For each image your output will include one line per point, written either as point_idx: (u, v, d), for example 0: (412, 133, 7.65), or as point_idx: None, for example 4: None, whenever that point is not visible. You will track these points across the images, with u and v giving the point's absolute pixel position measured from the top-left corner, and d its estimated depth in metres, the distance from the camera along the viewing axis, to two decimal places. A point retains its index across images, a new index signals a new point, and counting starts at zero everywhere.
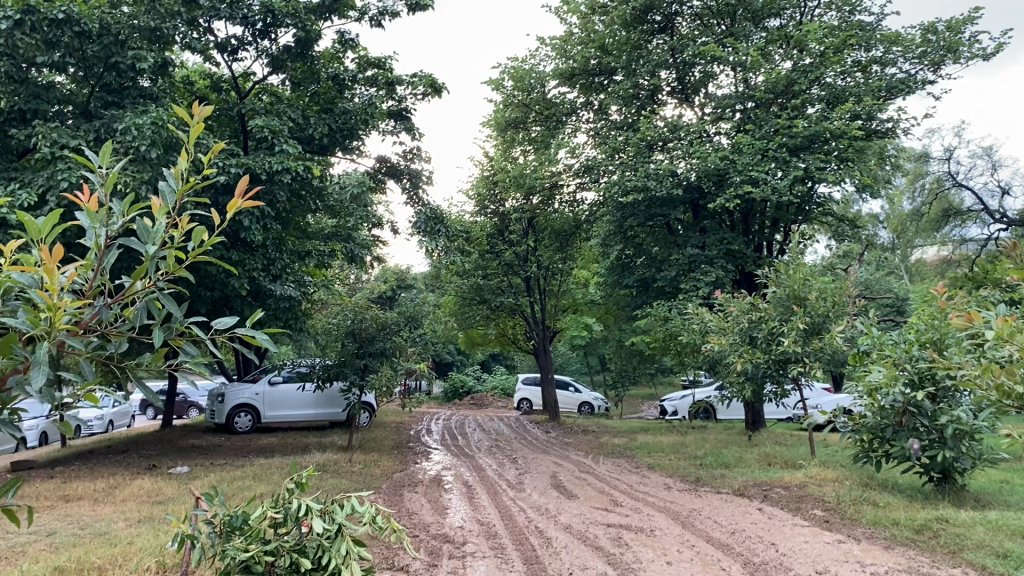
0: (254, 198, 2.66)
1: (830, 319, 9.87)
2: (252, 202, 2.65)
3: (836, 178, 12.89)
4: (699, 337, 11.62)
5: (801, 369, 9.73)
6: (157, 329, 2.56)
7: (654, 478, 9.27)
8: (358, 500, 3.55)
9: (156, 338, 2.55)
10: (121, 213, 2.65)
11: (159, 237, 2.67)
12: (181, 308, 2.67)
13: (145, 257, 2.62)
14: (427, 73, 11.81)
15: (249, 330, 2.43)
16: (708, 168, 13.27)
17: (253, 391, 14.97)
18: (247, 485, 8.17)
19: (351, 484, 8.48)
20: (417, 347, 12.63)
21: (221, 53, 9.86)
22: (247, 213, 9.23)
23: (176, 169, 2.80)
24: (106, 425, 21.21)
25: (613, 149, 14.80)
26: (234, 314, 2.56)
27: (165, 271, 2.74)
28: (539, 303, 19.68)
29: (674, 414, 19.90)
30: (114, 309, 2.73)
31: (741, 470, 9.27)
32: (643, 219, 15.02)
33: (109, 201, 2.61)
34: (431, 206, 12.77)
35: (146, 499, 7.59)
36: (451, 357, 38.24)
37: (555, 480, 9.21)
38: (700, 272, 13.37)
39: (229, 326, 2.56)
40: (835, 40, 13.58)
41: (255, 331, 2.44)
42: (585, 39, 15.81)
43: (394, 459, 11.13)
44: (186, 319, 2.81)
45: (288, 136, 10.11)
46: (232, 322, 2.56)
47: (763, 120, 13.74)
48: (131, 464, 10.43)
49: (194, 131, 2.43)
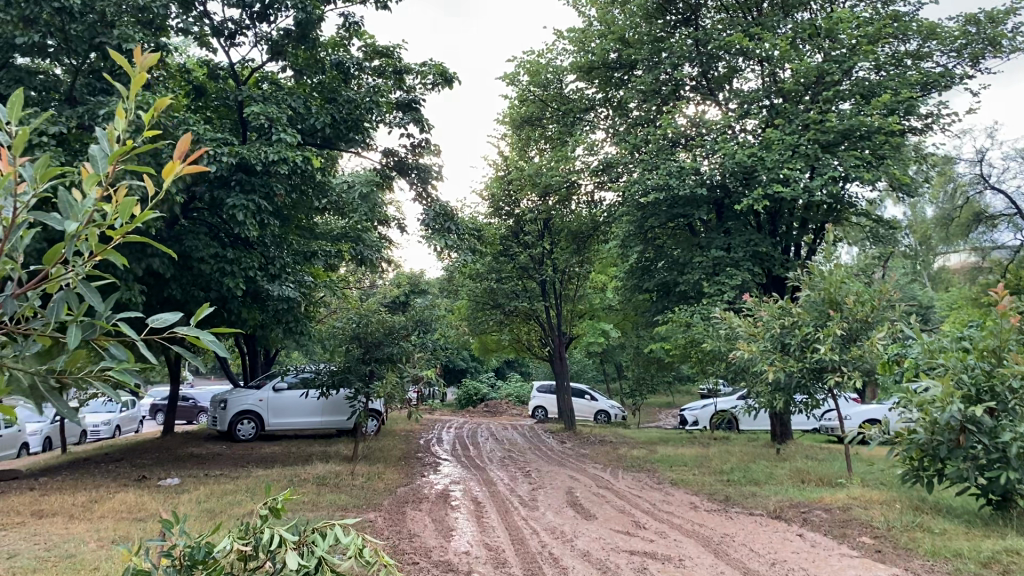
0: (199, 164, 2.26)
1: (869, 324, 9.17)
2: (192, 168, 2.25)
3: (870, 176, 12.14)
4: (725, 343, 10.88)
5: (838, 379, 8.97)
6: (73, 327, 2.03)
7: (678, 496, 8.58)
8: (344, 528, 2.74)
9: (71, 340, 2.02)
10: (35, 179, 2.20)
11: (82, 212, 2.21)
12: (106, 301, 2.17)
13: (63, 234, 2.15)
14: (437, 62, 11.16)
15: (193, 330, 1.99)
16: (734, 165, 12.56)
17: (256, 397, 14.40)
18: (237, 502, 7.53)
19: (350, 500, 7.88)
20: (426, 352, 11.92)
21: (217, 39, 9.31)
22: (241, 205, 8.66)
23: (109, 131, 2.37)
24: (112, 431, 20.73)
25: (634, 146, 14.13)
26: (173, 311, 2.10)
27: (89, 254, 2.27)
28: (555, 308, 18.96)
29: (695, 424, 19.07)
30: (23, 305, 2.21)
31: (774, 488, 8.54)
32: (665, 219, 14.33)
33: (19, 165, 2.15)
34: (440, 202, 12.08)
35: (125, 516, 6.98)
36: (465, 363, 37.55)
37: (572, 497, 8.50)
38: (725, 275, 12.65)
39: (166, 323, 2.08)
40: (869, 31, 12.81)
41: (201, 331, 1.99)
42: (604, 31, 15.06)
43: (400, 472, 10.45)
44: (113, 315, 2.27)
45: (287, 125, 9.54)
46: (170, 318, 2.09)
47: (793, 114, 12.98)
48: (122, 474, 9.81)
49: (134, 82, 2.02)
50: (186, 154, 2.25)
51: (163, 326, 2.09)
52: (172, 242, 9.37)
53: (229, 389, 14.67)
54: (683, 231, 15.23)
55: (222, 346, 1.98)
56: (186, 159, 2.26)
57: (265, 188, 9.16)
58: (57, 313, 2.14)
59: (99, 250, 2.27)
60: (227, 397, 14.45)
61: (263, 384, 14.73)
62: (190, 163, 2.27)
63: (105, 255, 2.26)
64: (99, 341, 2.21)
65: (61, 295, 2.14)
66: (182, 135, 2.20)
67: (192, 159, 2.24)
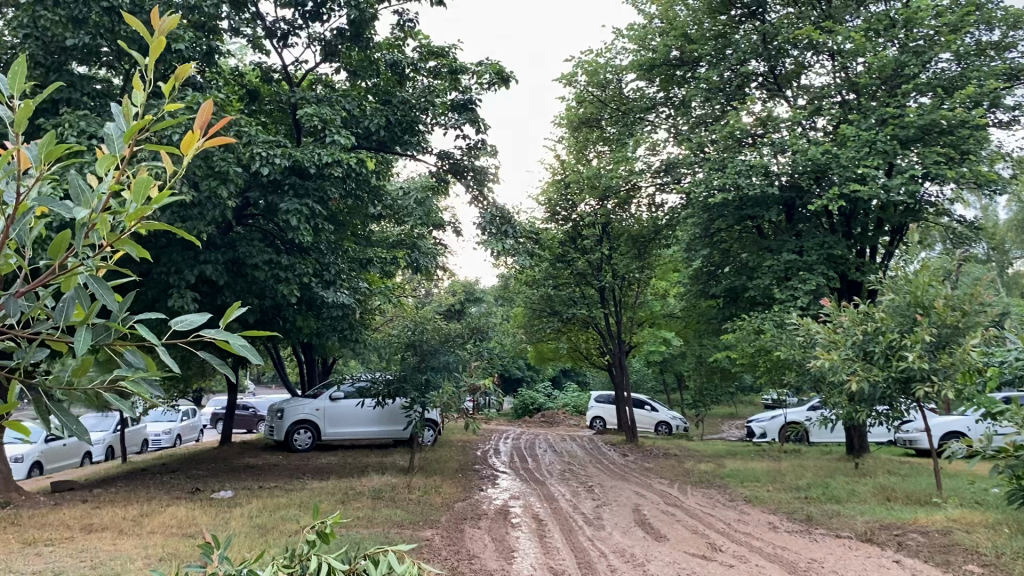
0: (221, 135, 2.03)
1: (961, 330, 8.45)
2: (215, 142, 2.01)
3: (955, 173, 11.34)
4: (800, 351, 10.27)
5: (928, 389, 8.27)
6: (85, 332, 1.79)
7: (754, 514, 8.02)
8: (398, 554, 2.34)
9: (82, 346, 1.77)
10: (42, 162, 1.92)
11: (93, 198, 1.94)
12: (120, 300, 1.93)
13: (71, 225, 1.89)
14: (493, 61, 10.79)
15: (223, 334, 1.85)
16: (807, 164, 11.90)
17: (313, 406, 14.22)
18: (290, 518, 7.23)
19: (406, 516, 7.51)
20: (484, 360, 11.49)
21: (270, 40, 9.11)
22: (293, 208, 8.42)
23: (125, 106, 2.10)
24: (174, 439, 20.92)
25: (698, 146, 13.56)
26: (200, 312, 1.97)
27: (101, 246, 2.01)
28: (615, 315, 18.41)
29: (763, 436, 18.30)
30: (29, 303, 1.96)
31: (858, 507, 7.92)
32: (733, 220, 13.72)
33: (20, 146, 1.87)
34: (497, 205, 11.70)
35: (175, 531, 6.73)
36: (522, 372, 37.13)
37: (639, 515, 8.01)
38: (796, 280, 12.01)
39: (195, 328, 1.95)
40: (951, 18, 11.98)
41: (231, 335, 1.85)
42: (666, 28, 14.51)
43: (457, 485, 10.06)
44: (130, 315, 2.03)
45: (341, 126, 9.30)
46: (197, 323, 1.95)
47: (868, 110, 12.24)
48: (177, 485, 9.65)
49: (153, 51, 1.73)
50: (207, 125, 2.03)
51: (190, 330, 1.95)
52: (226, 248, 9.19)
53: (286, 398, 14.53)
54: (751, 233, 14.58)
55: (254, 350, 1.84)
56: (207, 130, 2.03)
57: (319, 192, 8.92)
58: (67, 315, 1.91)
59: (114, 236, 2.03)
60: (285, 406, 14.31)
61: (320, 393, 14.56)
62: (213, 134, 2.05)
63: (121, 245, 2.02)
64: (113, 346, 1.99)
65: (74, 293, 1.91)
66: (204, 103, 1.97)
67: (215, 129, 2.01)
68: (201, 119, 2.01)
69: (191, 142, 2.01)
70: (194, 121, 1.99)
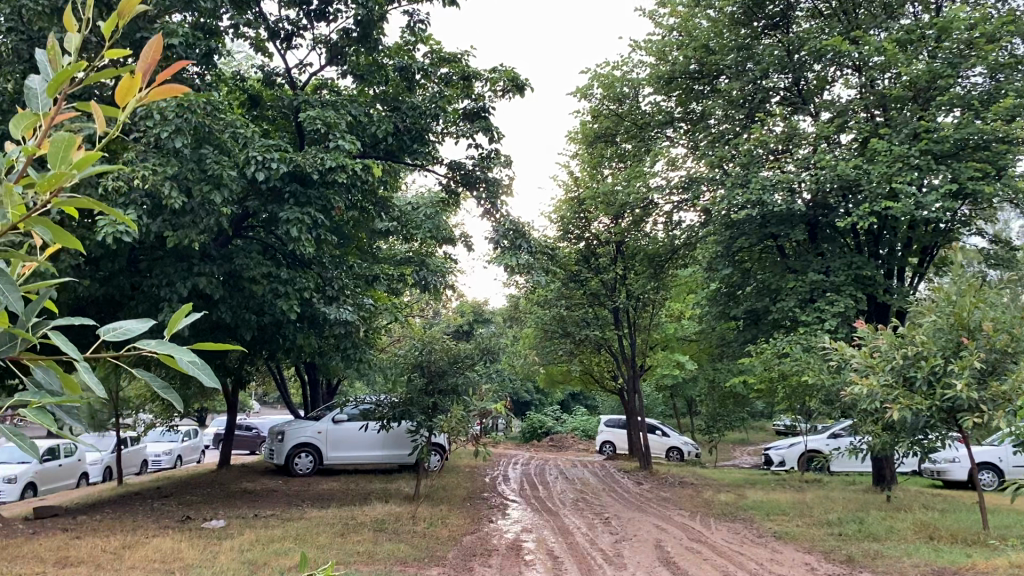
0: (174, 85, 1.47)
1: (1010, 355, 7.82)
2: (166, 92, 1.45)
3: (994, 189, 10.73)
4: (829, 376, 9.67)
5: (976, 420, 7.63)
6: None
7: (788, 554, 7.38)
8: None
9: None
10: None
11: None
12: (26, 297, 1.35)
13: None
14: (508, 68, 10.30)
15: (168, 347, 1.30)
16: (835, 180, 11.34)
17: (315, 429, 13.66)
18: (284, 554, 6.60)
19: (410, 552, 6.89)
20: (493, 384, 10.86)
21: (273, 42, 8.65)
22: (292, 215, 7.89)
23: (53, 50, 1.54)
24: (173, 460, 20.36)
25: (718, 162, 13.04)
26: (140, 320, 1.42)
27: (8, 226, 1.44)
28: (628, 337, 17.80)
29: (782, 464, 17.57)
30: None
31: (901, 547, 7.28)
32: (755, 239, 13.13)
33: None
34: (510, 219, 11.15)
35: (156, 567, 6.12)
36: (529, 396, 36.43)
37: (662, 553, 7.39)
38: (824, 302, 11.42)
39: (131, 339, 1.39)
40: (986, 26, 11.43)
41: (178, 348, 1.31)
42: (684, 40, 14.06)
43: (465, 517, 9.40)
44: (48, 320, 1.47)
45: (346, 132, 8.82)
46: (134, 331, 1.38)
47: (899, 123, 11.69)
48: (166, 513, 9.06)
49: None
50: (155, 71, 1.48)
51: (124, 342, 1.39)
52: (222, 260, 8.67)
53: (287, 421, 13.97)
54: (772, 252, 14.01)
55: (211, 370, 1.30)
56: (152, 77, 1.47)
57: (322, 202, 8.37)
58: None
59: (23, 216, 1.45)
60: (285, 429, 13.74)
61: (323, 415, 13.99)
62: (161, 84, 1.48)
63: (32, 228, 1.44)
64: (16, 361, 1.42)
65: None
66: (151, 39, 1.42)
67: (164, 76, 1.46)
68: (146, 62, 1.46)
69: (130, 90, 1.45)
70: (137, 63, 1.43)
